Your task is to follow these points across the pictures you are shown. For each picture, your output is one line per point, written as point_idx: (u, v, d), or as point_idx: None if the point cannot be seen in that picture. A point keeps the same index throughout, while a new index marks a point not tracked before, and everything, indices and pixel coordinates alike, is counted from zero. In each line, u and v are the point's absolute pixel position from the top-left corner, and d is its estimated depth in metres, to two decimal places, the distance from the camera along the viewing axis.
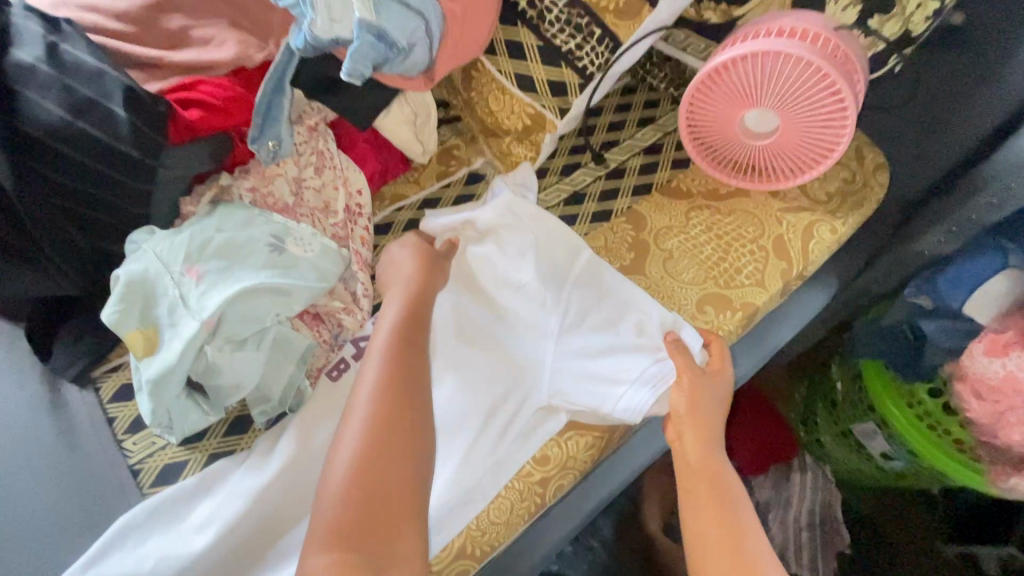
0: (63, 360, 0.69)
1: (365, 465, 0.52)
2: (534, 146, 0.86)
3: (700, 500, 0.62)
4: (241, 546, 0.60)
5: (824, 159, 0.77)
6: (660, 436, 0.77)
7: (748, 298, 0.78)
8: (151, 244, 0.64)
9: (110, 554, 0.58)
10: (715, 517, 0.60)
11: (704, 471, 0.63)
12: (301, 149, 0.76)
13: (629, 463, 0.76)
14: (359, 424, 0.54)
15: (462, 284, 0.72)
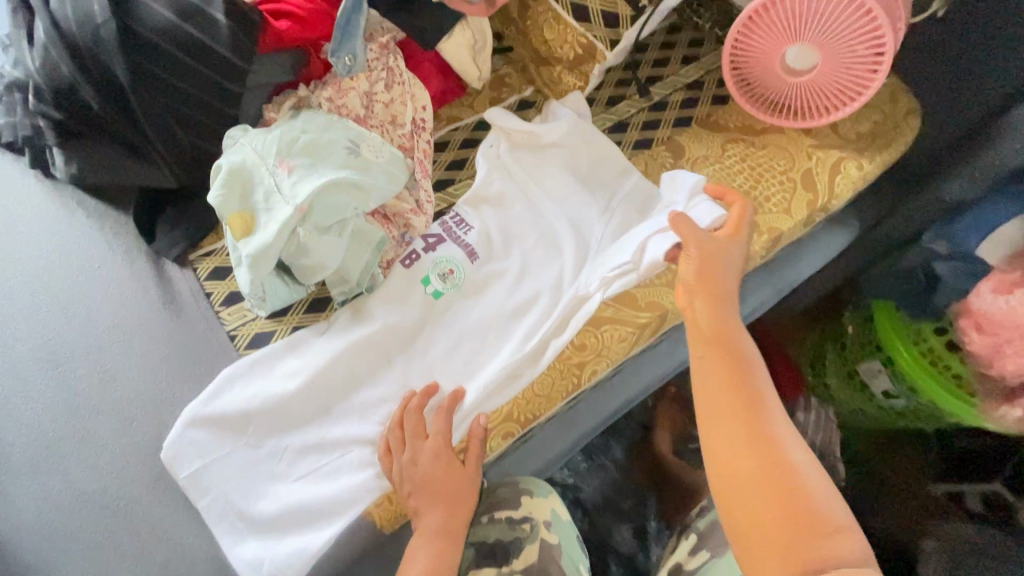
0: (165, 242, 0.79)
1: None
2: (583, 75, 0.92)
3: (708, 361, 0.66)
4: (326, 396, 0.70)
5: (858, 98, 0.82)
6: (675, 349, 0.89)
7: (774, 224, 0.84)
8: (248, 139, 0.73)
9: (220, 395, 0.68)
10: (737, 397, 0.63)
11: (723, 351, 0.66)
12: (372, 65, 0.82)
13: (643, 371, 0.88)
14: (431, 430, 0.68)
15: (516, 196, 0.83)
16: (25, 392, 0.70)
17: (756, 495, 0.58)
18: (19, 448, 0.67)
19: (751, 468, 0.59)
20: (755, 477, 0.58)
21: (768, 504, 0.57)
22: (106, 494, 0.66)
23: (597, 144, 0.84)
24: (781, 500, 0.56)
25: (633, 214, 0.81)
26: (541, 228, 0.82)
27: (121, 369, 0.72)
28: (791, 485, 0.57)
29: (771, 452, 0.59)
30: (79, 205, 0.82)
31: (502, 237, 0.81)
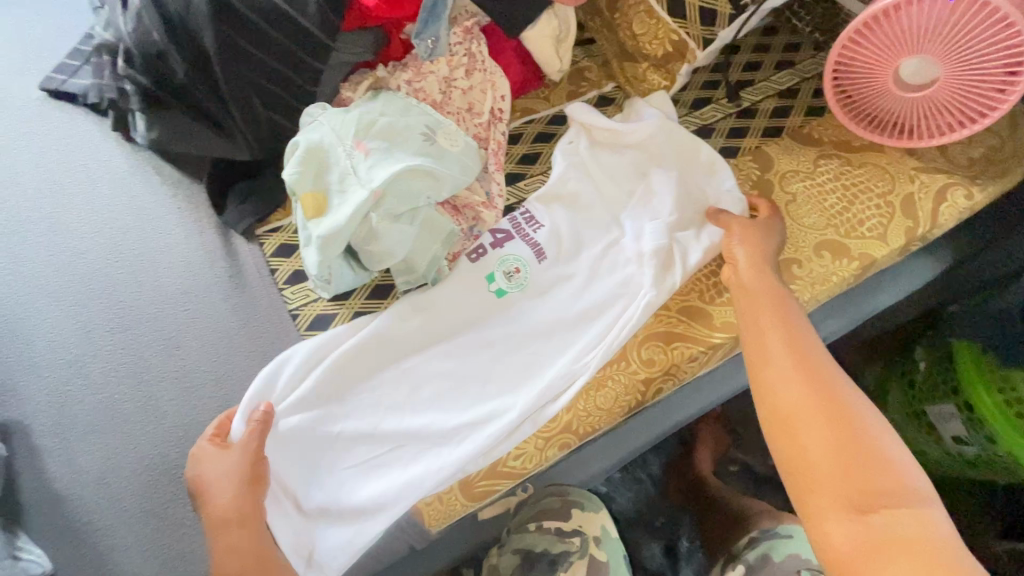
0: (235, 215, 0.79)
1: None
2: (670, 75, 0.87)
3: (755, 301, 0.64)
4: (381, 383, 0.69)
5: (984, 116, 0.75)
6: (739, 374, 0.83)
7: (867, 249, 0.78)
8: (327, 118, 0.72)
9: (277, 379, 0.67)
10: (783, 334, 0.61)
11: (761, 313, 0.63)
12: (454, 50, 0.80)
13: (703, 396, 0.82)
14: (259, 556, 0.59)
15: (586, 194, 0.79)
16: (95, 349, 0.71)
17: (812, 435, 0.55)
18: (84, 405, 0.68)
19: (807, 409, 0.56)
20: (807, 407, 0.56)
21: (823, 443, 0.54)
22: (161, 462, 0.66)
23: (684, 152, 0.81)
24: (839, 441, 0.54)
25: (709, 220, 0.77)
26: (609, 232, 0.77)
27: (187, 337, 0.72)
28: (849, 425, 0.55)
29: (825, 386, 0.57)
30: (156, 170, 0.83)
31: (568, 235, 0.77)
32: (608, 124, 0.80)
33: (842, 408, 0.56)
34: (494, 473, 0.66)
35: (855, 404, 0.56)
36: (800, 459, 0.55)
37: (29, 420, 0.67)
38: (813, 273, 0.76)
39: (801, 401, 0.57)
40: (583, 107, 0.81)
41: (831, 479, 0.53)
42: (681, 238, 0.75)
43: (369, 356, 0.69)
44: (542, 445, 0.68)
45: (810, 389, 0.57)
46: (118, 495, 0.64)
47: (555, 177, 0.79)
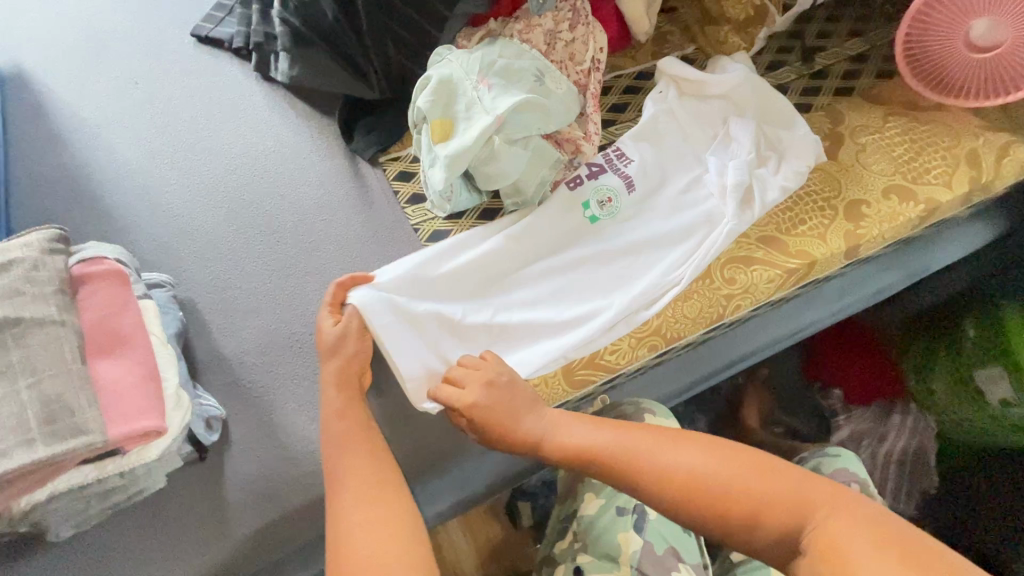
0: (363, 144, 0.91)
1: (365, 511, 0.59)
2: (750, 37, 0.97)
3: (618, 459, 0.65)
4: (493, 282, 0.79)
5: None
6: (797, 313, 0.96)
7: (933, 195, 0.85)
8: (455, 57, 0.83)
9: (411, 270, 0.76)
10: (645, 461, 0.64)
11: (615, 450, 0.65)
12: (560, 6, 0.90)
13: (763, 331, 0.95)
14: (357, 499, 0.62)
15: (669, 137, 0.88)
16: (248, 247, 0.83)
17: (707, 498, 0.60)
18: (243, 290, 0.80)
19: (686, 473, 0.62)
20: (696, 485, 0.61)
21: (720, 498, 0.60)
22: (308, 340, 0.77)
23: (767, 100, 0.88)
24: (732, 485, 0.61)
25: (784, 163, 0.85)
26: (689, 173, 0.86)
27: (325, 242, 0.84)
28: (720, 472, 0.62)
29: (714, 464, 0.62)
30: (291, 105, 0.95)
31: (652, 172, 0.86)
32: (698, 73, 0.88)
33: (715, 457, 0.63)
34: (591, 365, 0.76)
35: (713, 453, 0.64)
36: (713, 520, 0.60)
37: (197, 298, 0.79)
38: (882, 212, 0.84)
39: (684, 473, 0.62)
40: (674, 61, 0.89)
41: (740, 524, 0.59)
42: (765, 173, 0.83)
43: (487, 260, 0.79)
44: (635, 344, 0.77)
45: (684, 464, 0.63)
46: (272, 363, 0.75)
47: (647, 119, 0.88)
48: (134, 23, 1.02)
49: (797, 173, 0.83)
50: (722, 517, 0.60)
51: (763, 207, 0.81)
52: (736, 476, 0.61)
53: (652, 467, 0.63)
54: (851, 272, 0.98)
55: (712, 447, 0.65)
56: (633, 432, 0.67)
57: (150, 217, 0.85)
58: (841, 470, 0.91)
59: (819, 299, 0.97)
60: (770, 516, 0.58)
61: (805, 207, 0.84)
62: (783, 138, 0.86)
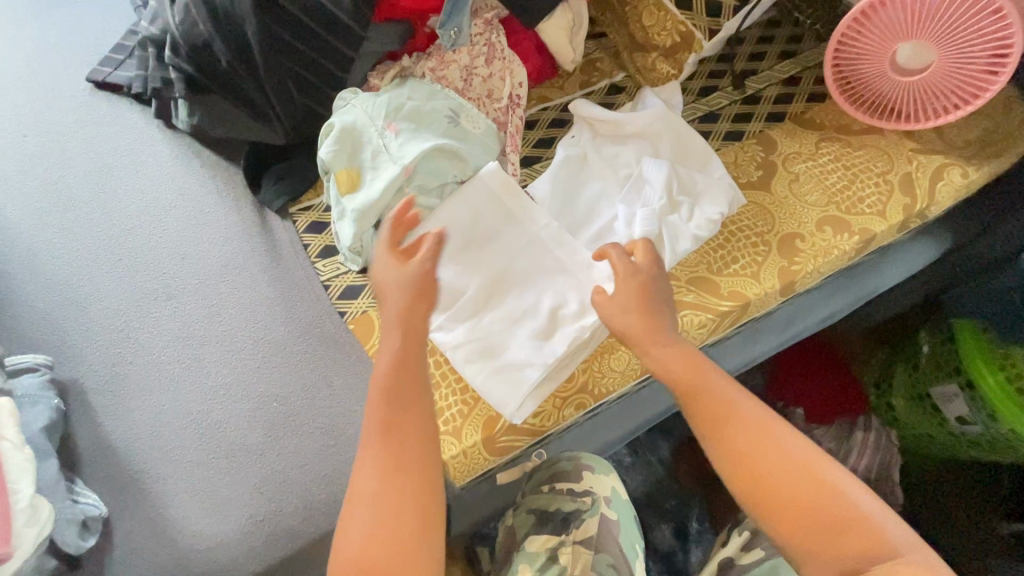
0: (270, 194, 0.84)
1: (390, 515, 0.55)
2: (678, 64, 0.92)
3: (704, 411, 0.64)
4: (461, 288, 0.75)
5: (1005, 56, 0.74)
6: (741, 349, 0.91)
7: (867, 225, 0.82)
8: (360, 102, 0.78)
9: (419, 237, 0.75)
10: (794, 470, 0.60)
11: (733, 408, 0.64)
12: (475, 40, 0.85)
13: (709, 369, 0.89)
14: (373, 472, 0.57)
15: (581, 178, 0.83)
16: (143, 316, 0.76)
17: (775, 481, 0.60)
18: (134, 365, 0.73)
19: (778, 453, 0.62)
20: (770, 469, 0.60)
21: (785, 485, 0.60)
22: (206, 417, 0.70)
23: (684, 137, 0.83)
24: (800, 484, 0.60)
25: (702, 202, 0.79)
26: (603, 216, 0.80)
27: (228, 305, 0.77)
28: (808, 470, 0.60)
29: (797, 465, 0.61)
30: (194, 154, 0.89)
31: (563, 218, 0.80)
32: (608, 111, 0.84)
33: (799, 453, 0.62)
34: (514, 430, 0.71)
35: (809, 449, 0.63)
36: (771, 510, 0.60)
37: (84, 378, 0.72)
38: (816, 246, 0.80)
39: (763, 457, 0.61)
40: (584, 103, 0.85)
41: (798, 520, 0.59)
42: (677, 219, 0.77)
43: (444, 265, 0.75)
44: (560, 403, 0.72)
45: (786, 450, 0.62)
46: (163, 447, 0.68)
47: (557, 164, 0.82)
48: (25, 71, 0.95)
49: (710, 218, 0.77)
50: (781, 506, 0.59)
51: (674, 257, 0.76)
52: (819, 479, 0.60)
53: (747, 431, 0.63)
54: (795, 301, 0.94)
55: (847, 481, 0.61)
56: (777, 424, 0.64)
57: (35, 288, 0.78)
58: None
59: (766, 329, 0.92)
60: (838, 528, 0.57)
61: (736, 244, 0.80)
62: (697, 180, 0.80)
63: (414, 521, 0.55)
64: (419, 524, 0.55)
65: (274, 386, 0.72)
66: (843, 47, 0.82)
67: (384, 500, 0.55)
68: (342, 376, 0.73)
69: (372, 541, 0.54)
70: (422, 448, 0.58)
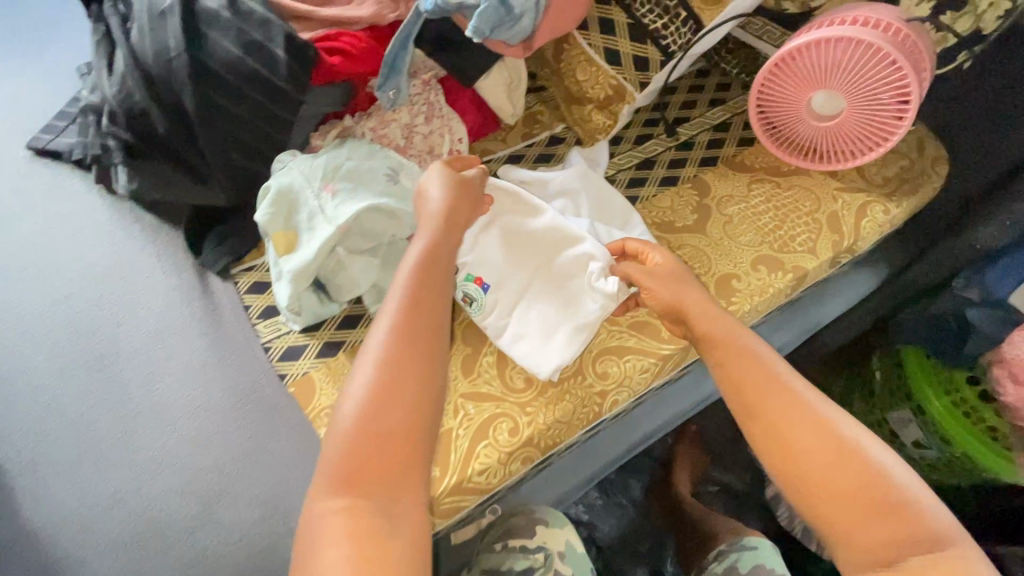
0: (211, 256, 0.84)
1: (378, 440, 0.58)
2: (613, 115, 0.95)
3: (743, 378, 0.66)
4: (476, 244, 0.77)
5: (909, 101, 0.78)
6: (691, 389, 0.91)
7: (799, 262, 0.85)
8: (296, 163, 0.79)
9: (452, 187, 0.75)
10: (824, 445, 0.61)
11: (768, 385, 0.65)
12: (414, 99, 0.87)
13: (660, 407, 0.89)
14: (368, 388, 0.59)
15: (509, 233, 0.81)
16: (71, 389, 0.74)
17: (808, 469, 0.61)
18: (61, 442, 0.70)
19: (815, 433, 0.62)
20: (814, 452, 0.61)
21: (825, 465, 0.61)
22: (135, 495, 0.67)
23: (604, 198, 0.86)
24: (822, 454, 0.61)
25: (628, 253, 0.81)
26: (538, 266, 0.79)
27: (163, 374, 0.75)
28: (847, 449, 0.61)
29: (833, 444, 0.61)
30: (135, 218, 0.88)
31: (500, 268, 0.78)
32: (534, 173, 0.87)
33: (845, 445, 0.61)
34: (460, 489, 0.69)
35: (843, 423, 0.63)
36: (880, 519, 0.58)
37: (7, 460, 0.69)
38: (751, 285, 0.83)
39: (787, 423, 0.63)
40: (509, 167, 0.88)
41: (847, 516, 0.59)
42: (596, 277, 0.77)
43: None
44: (506, 460, 0.71)
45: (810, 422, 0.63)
46: (89, 530, 0.66)
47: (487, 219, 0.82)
48: None
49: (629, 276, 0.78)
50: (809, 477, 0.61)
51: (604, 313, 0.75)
52: (859, 462, 0.60)
53: (779, 412, 0.63)
54: None
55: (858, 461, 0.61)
56: (811, 401, 0.64)
57: None
58: (760, 566, 0.84)
59: None
60: (883, 521, 0.58)
61: None
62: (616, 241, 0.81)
63: (383, 504, 0.56)
64: (385, 506, 0.56)
65: (210, 457, 0.70)
66: (762, 96, 0.87)
67: (375, 426, 0.58)
68: (282, 443, 0.71)
69: (360, 461, 0.57)
70: (402, 440, 0.58)
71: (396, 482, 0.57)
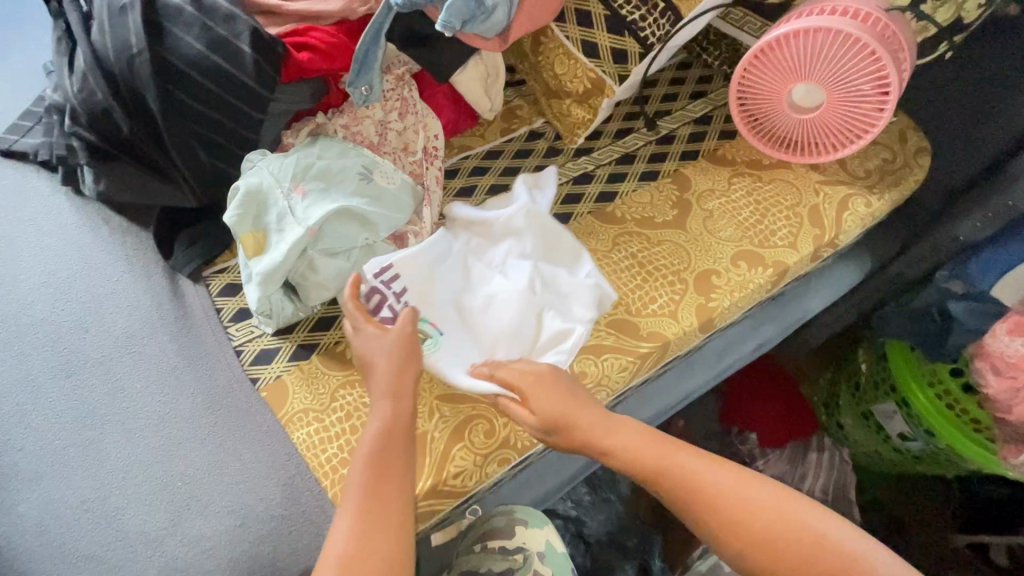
0: (182, 258, 0.82)
1: (362, 567, 0.55)
2: (592, 109, 0.94)
3: (662, 465, 0.65)
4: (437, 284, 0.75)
5: (889, 92, 0.77)
6: (673, 388, 0.90)
7: (780, 257, 0.84)
8: (266, 163, 0.77)
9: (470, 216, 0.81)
10: (761, 510, 0.62)
11: (701, 481, 0.64)
12: (388, 95, 0.85)
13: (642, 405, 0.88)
14: (351, 507, 0.58)
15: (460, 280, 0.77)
16: (38, 396, 0.72)
17: (754, 544, 0.61)
18: (25, 453, 0.69)
19: (773, 533, 0.61)
20: (753, 522, 0.61)
21: (796, 564, 0.60)
22: (102, 504, 0.66)
23: (551, 235, 0.80)
24: (762, 521, 0.61)
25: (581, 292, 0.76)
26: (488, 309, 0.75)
27: (130, 381, 0.73)
28: (778, 510, 0.62)
29: (768, 509, 0.62)
30: (103, 221, 0.85)
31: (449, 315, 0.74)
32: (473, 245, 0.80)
33: (778, 507, 0.62)
34: (436, 493, 0.68)
35: (770, 486, 0.64)
36: None
37: None
38: (730, 282, 0.82)
39: (718, 491, 0.63)
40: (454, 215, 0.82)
41: None
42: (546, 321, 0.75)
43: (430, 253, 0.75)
44: (482, 462, 0.70)
45: (738, 487, 0.64)
46: (54, 541, 0.65)
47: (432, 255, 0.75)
48: None
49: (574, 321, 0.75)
50: (761, 555, 0.60)
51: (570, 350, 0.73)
52: (793, 520, 0.61)
53: (712, 490, 0.63)
54: (725, 334, 0.94)
55: (791, 519, 0.61)
56: (732, 467, 0.65)
57: None
58: None
59: (698, 364, 0.92)
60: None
61: (654, 284, 0.81)
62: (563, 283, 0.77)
63: (391, 559, 0.56)
64: None
65: (179, 465, 0.69)
66: (742, 88, 0.86)
67: (362, 550, 0.55)
68: (252, 450, 0.70)
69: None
70: (402, 488, 0.60)
71: (403, 529, 0.58)
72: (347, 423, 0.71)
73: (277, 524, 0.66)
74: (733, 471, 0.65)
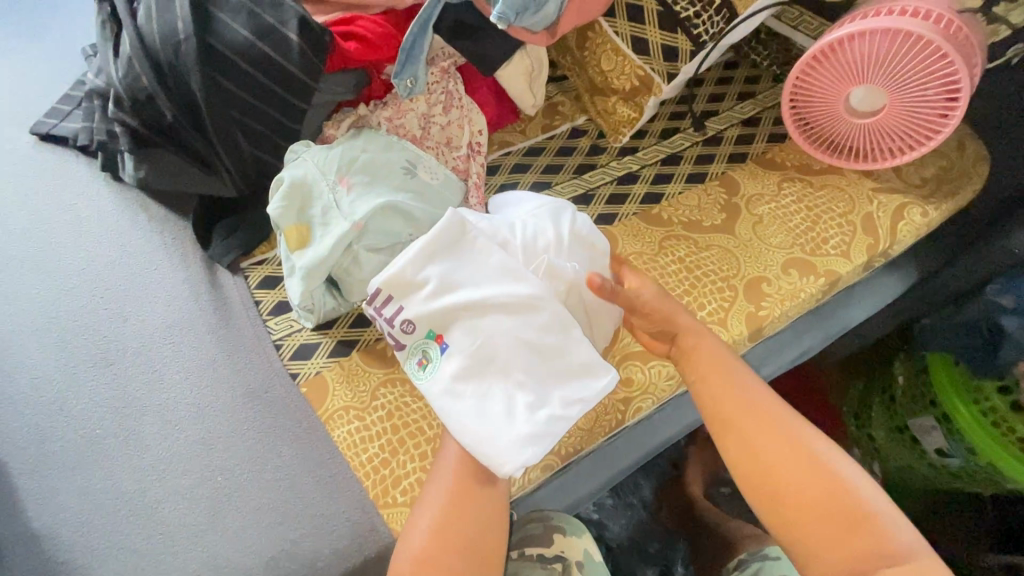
0: (221, 249, 0.81)
1: (450, 535, 0.59)
2: (638, 107, 0.91)
3: (712, 389, 0.65)
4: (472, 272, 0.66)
5: (958, 97, 0.74)
6: None
7: (832, 266, 0.82)
8: (311, 154, 0.75)
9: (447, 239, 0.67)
10: (778, 440, 0.62)
11: (726, 401, 0.64)
12: (432, 88, 0.84)
13: (680, 413, 0.85)
14: (441, 483, 0.61)
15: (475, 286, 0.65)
16: (78, 385, 0.72)
17: (774, 473, 0.61)
18: (65, 441, 0.69)
19: (817, 496, 0.59)
20: (776, 452, 0.61)
21: (816, 503, 0.59)
22: (143, 497, 0.66)
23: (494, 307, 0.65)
24: (785, 451, 0.61)
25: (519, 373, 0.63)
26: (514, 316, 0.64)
27: (169, 371, 0.73)
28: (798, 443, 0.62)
29: (792, 442, 0.62)
30: (142, 209, 0.84)
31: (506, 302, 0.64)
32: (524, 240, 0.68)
33: (798, 441, 0.62)
34: None
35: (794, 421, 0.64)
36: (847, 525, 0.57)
37: (12, 464, 0.68)
38: (780, 290, 0.80)
39: (745, 415, 0.64)
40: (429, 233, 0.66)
41: (818, 520, 0.58)
42: (457, 415, 0.61)
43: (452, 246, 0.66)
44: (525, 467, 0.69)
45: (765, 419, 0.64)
46: (95, 531, 0.64)
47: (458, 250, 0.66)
48: None
49: (529, 435, 0.59)
50: (783, 488, 0.60)
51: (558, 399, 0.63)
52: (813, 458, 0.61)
53: (735, 408, 0.64)
54: (768, 341, 0.90)
55: (808, 459, 0.61)
56: (753, 395, 0.65)
57: None
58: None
59: None
60: (852, 523, 0.57)
61: (702, 290, 0.79)
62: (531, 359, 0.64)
63: (481, 532, 0.60)
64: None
65: (218, 459, 0.68)
66: (798, 90, 0.83)
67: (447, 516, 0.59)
68: (291, 447, 0.69)
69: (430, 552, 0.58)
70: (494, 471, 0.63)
71: (478, 565, 0.59)
72: (388, 423, 0.70)
73: (317, 524, 0.65)
74: (761, 401, 0.65)
